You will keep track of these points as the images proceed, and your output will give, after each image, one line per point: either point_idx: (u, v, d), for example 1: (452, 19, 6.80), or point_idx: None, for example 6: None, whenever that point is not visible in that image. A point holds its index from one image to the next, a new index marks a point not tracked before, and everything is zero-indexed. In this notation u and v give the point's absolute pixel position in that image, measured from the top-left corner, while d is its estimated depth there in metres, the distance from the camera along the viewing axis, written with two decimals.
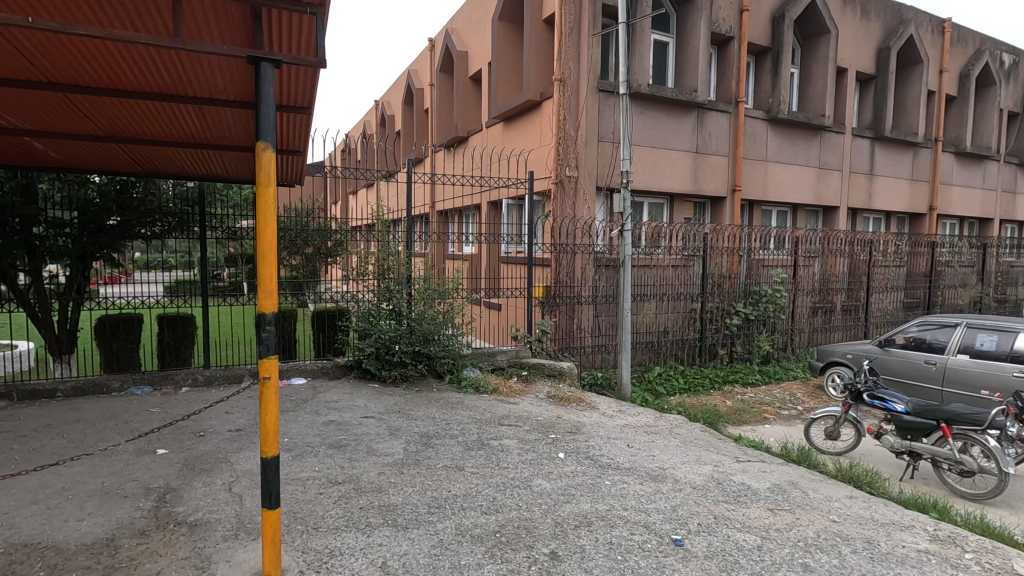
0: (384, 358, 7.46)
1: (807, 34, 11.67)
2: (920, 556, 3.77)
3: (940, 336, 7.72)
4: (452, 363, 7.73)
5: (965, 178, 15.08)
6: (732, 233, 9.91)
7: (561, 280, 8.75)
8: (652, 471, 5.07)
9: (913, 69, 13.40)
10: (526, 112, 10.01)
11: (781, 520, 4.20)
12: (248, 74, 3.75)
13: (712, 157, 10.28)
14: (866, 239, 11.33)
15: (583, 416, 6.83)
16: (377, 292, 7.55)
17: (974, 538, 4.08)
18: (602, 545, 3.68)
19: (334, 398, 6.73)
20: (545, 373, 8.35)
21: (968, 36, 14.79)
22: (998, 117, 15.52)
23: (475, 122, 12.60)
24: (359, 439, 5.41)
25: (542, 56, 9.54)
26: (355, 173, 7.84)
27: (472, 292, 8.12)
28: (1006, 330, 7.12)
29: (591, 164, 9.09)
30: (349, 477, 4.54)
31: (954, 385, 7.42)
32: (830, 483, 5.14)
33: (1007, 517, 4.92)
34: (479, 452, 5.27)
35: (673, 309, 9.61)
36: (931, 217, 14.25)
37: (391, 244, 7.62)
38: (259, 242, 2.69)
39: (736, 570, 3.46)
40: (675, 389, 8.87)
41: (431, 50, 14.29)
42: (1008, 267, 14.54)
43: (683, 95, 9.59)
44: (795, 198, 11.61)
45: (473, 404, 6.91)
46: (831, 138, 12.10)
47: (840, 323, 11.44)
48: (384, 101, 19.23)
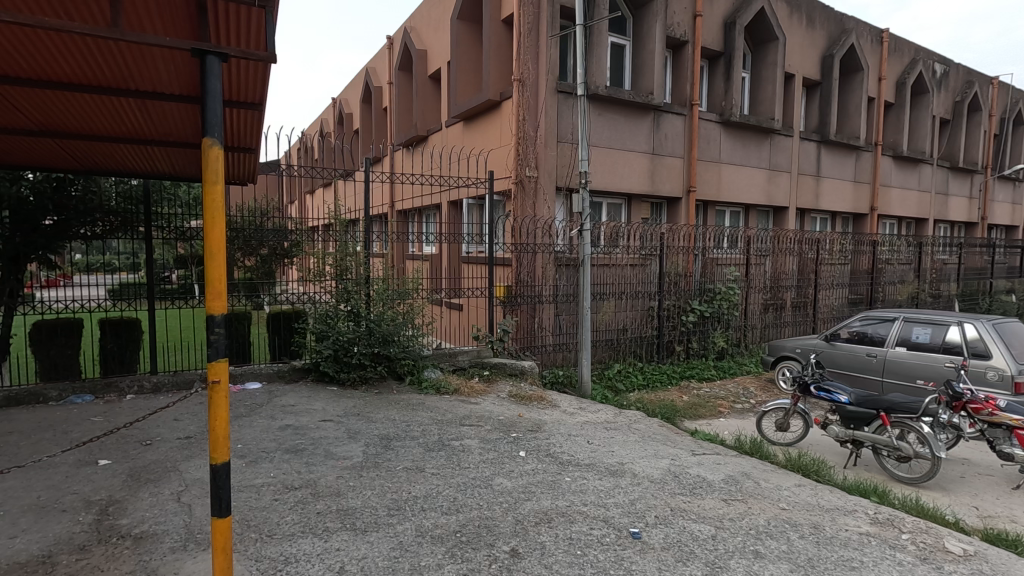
0: (342, 361, 7.34)
1: (757, 41, 12.10)
2: (862, 539, 3.97)
3: (880, 330, 8.15)
4: (412, 364, 7.70)
5: (902, 181, 15.95)
6: (687, 233, 10.21)
7: (522, 280, 8.81)
8: (611, 467, 5.16)
9: (855, 77, 14.08)
10: (486, 112, 10.03)
11: (734, 510, 4.34)
12: (194, 66, 3.61)
13: (668, 158, 10.54)
14: (813, 238, 11.86)
15: (544, 415, 6.86)
16: (335, 294, 7.40)
17: (910, 519, 4.32)
18: (562, 540, 3.73)
19: (291, 402, 6.57)
20: (506, 373, 8.35)
21: (904, 46, 15.63)
22: (931, 123, 16.47)
23: (435, 122, 12.53)
24: (316, 443, 5.30)
25: (501, 56, 9.57)
26: (311, 172, 7.65)
27: (431, 293, 8.08)
28: (939, 324, 7.52)
29: (551, 164, 9.19)
30: (306, 482, 4.44)
31: (893, 376, 7.84)
32: (780, 472, 5.32)
33: (940, 498, 5.22)
34: (440, 453, 5.24)
35: (632, 307, 9.80)
36: (872, 217, 15.01)
37: (350, 244, 7.44)
38: (206, 242, 2.58)
39: (692, 560, 3.56)
40: (633, 386, 9.01)
41: (389, 48, 14.13)
42: (942, 264, 15.38)
43: (640, 97, 9.79)
44: (746, 198, 12.00)
45: (434, 404, 6.88)
46: (780, 140, 12.58)
47: (790, 319, 11.88)
48: (341, 99, 18.91)
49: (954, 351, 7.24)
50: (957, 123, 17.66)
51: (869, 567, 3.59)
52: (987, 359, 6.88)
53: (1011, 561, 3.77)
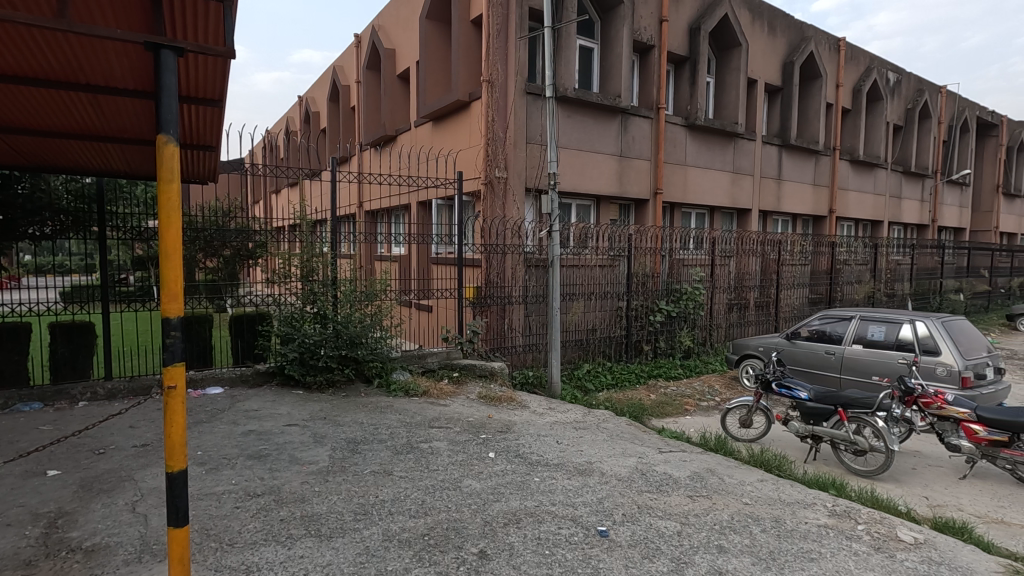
0: (308, 364, 7.20)
1: (721, 46, 12.40)
2: (820, 531, 4.09)
3: (837, 328, 8.43)
4: (380, 366, 7.59)
5: (859, 184, 16.56)
6: (654, 235, 10.38)
7: (491, 280, 8.82)
8: (579, 466, 5.20)
9: (814, 84, 14.56)
10: (455, 113, 9.99)
11: (699, 506, 4.43)
12: (149, 61, 3.48)
13: (635, 160, 10.69)
14: (775, 239, 12.20)
15: (513, 415, 6.88)
16: (301, 295, 7.25)
17: (866, 511, 4.48)
18: (531, 540, 3.73)
19: (255, 407, 6.40)
20: (476, 374, 8.31)
21: (860, 54, 16.23)
22: (885, 129, 17.14)
23: (404, 121, 12.41)
24: (280, 448, 5.18)
25: (471, 56, 9.55)
26: (276, 172, 7.49)
27: (399, 294, 8.00)
28: (892, 322, 7.82)
29: (520, 165, 9.21)
30: (269, 488, 4.33)
31: (850, 373, 8.11)
32: (743, 468, 5.45)
33: (894, 490, 5.42)
34: (408, 456, 5.18)
35: (601, 308, 9.90)
36: (831, 219, 15.53)
37: (316, 244, 7.29)
38: (162, 242, 2.49)
39: (657, 556, 3.61)
40: (602, 385, 9.09)
41: (356, 46, 13.95)
42: (897, 265, 15.99)
43: (607, 100, 9.90)
44: (711, 200, 12.27)
45: (402, 407, 6.79)
46: (744, 144, 12.91)
47: (754, 318, 12.19)
48: (307, 98, 18.57)
49: (907, 348, 7.54)
50: (910, 129, 18.43)
51: (826, 558, 3.70)
52: (937, 355, 7.17)
53: (958, 548, 3.95)
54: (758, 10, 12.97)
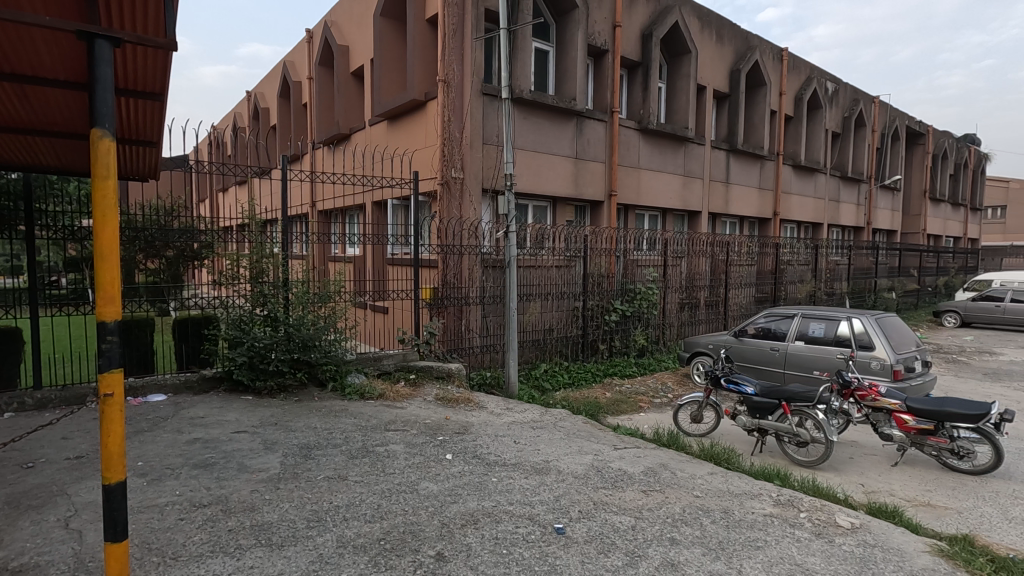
0: (258, 368, 6.96)
1: (671, 53, 12.76)
2: (766, 520, 4.27)
3: (781, 326, 8.81)
4: (334, 369, 7.42)
5: (801, 188, 17.37)
6: (609, 236, 10.59)
7: (448, 281, 8.78)
8: (537, 465, 5.24)
9: (759, 91, 15.19)
10: (410, 112, 9.89)
11: (652, 500, 4.54)
12: (81, 51, 3.30)
13: (591, 162, 10.87)
14: (723, 241, 12.65)
15: (470, 417, 6.87)
16: (250, 297, 7.01)
17: (807, 499, 4.71)
18: (488, 541, 3.74)
19: (201, 414, 6.14)
20: (433, 376, 8.22)
21: (801, 65, 17.03)
22: (824, 136, 18.05)
23: (358, 120, 12.19)
24: (228, 456, 4.99)
25: (426, 56, 9.48)
26: (223, 169, 7.21)
27: (354, 296, 7.85)
28: (831, 319, 8.24)
29: (476, 166, 9.21)
30: (216, 498, 4.16)
31: (793, 368, 8.50)
32: (694, 462, 5.63)
33: (833, 478, 5.71)
34: (364, 460, 5.09)
35: (557, 308, 10.00)
36: (775, 222, 16.22)
37: (266, 245, 7.07)
38: (97, 242, 2.36)
39: (612, 551, 3.69)
40: (559, 384, 9.18)
41: (308, 41, 13.60)
42: (836, 264, 16.86)
43: (563, 102, 10.03)
44: (663, 203, 12.61)
45: (357, 410, 6.67)
46: (694, 149, 13.32)
47: (704, 317, 12.59)
48: (256, 93, 17.97)
49: (844, 343, 7.95)
50: (846, 137, 19.47)
51: (771, 545, 3.86)
52: (871, 349, 7.61)
53: (889, 530, 4.20)
54: (707, 19, 13.43)
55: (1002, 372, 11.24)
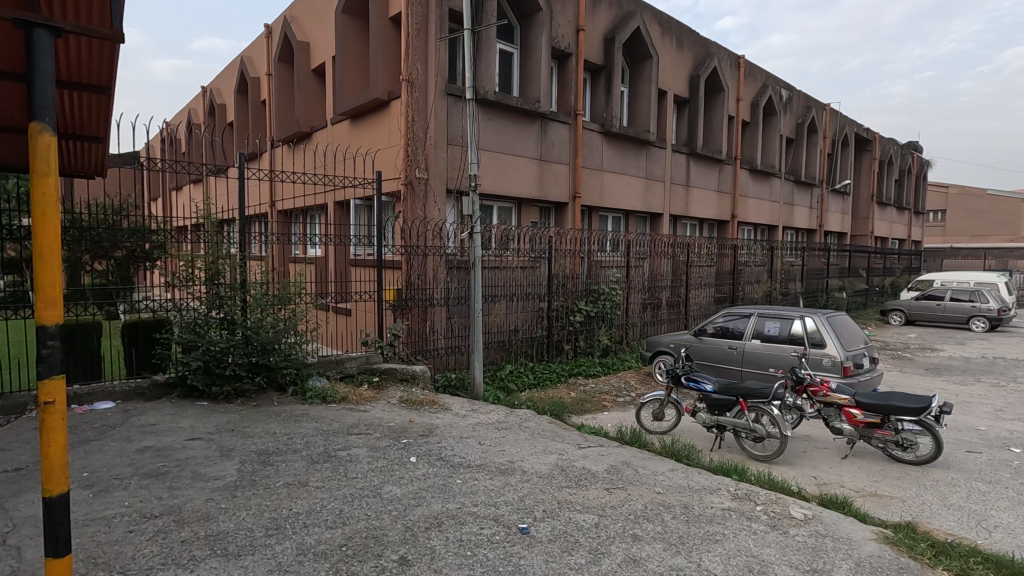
0: (214, 373, 6.74)
1: (633, 58, 12.99)
2: (724, 514, 4.39)
3: (739, 325, 9.07)
4: (295, 373, 7.25)
5: (757, 191, 17.95)
6: (573, 237, 10.70)
7: (412, 283, 8.69)
8: (502, 465, 5.25)
9: (717, 97, 15.62)
10: (373, 111, 9.76)
11: (615, 498, 4.61)
12: (20, 40, 3.14)
13: (555, 164, 10.96)
14: (684, 243, 12.95)
15: (436, 419, 6.82)
16: (205, 300, 6.78)
17: (763, 492, 4.87)
18: (452, 543, 3.72)
19: (152, 421, 5.90)
20: (397, 378, 8.12)
21: (757, 72, 17.60)
22: (779, 142, 18.70)
23: (319, 118, 11.95)
24: (182, 465, 4.81)
25: (389, 55, 9.38)
26: (176, 167, 6.95)
27: (315, 298, 7.69)
28: (786, 318, 8.54)
29: (441, 167, 9.17)
30: (168, 508, 4.01)
31: (750, 365, 8.77)
32: (656, 459, 5.75)
33: (787, 471, 5.92)
34: (325, 465, 4.99)
35: (522, 309, 10.04)
36: (733, 224, 16.71)
37: (223, 245, 6.86)
38: (35, 241, 2.23)
39: (576, 549, 3.72)
40: (525, 385, 9.22)
41: (267, 37, 13.25)
42: (790, 265, 17.49)
43: (527, 104, 10.08)
44: (626, 205, 12.82)
45: (319, 415, 6.53)
46: (655, 152, 13.60)
47: (666, 317, 12.85)
48: (212, 88, 17.39)
49: (798, 341, 8.25)
50: (800, 142, 20.23)
51: (729, 539, 3.97)
52: (823, 347, 7.91)
53: (839, 520, 4.38)
54: (668, 25, 13.72)
55: (942, 367, 11.87)
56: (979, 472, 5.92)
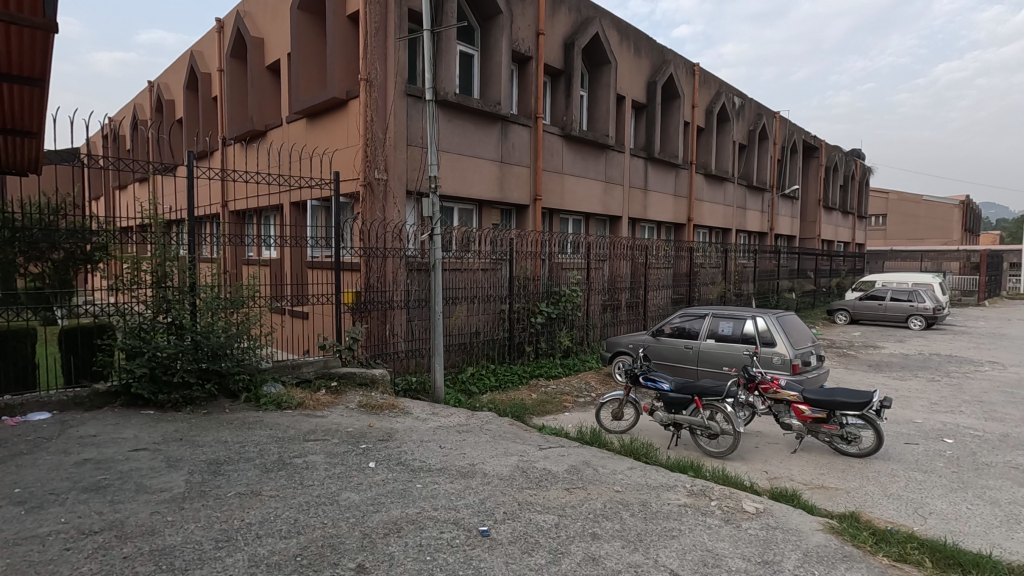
0: (161, 380, 6.44)
1: (592, 63, 13.20)
2: (680, 510, 4.49)
3: (695, 325, 9.31)
4: (248, 379, 7.00)
5: (712, 195, 18.49)
6: (534, 240, 10.77)
7: (371, 285, 8.56)
8: (462, 469, 5.22)
9: (673, 103, 16.03)
10: (331, 110, 9.57)
11: (575, 498, 4.65)
12: None
13: (516, 167, 10.99)
14: (642, 245, 13.22)
15: (395, 423, 6.73)
16: (151, 304, 6.47)
17: (718, 488, 5.00)
18: (411, 548, 3.67)
19: (92, 432, 5.59)
20: (356, 382, 7.96)
21: (711, 79, 18.15)
22: (732, 148, 19.32)
23: (274, 116, 11.62)
24: (125, 477, 4.58)
25: (347, 54, 9.22)
26: (119, 165, 6.62)
27: (270, 301, 7.46)
28: (738, 318, 8.82)
29: (400, 167, 9.06)
30: (109, 523, 3.81)
31: (705, 364, 9.01)
32: (615, 458, 5.82)
33: (740, 467, 6.11)
34: (280, 473, 4.85)
35: (483, 311, 10.02)
36: (689, 227, 17.17)
37: (170, 246, 6.58)
38: None
39: (536, 550, 3.73)
40: (486, 387, 9.20)
41: (219, 31, 12.80)
42: (743, 267, 18.08)
43: (487, 106, 10.08)
44: (586, 207, 12.98)
45: (273, 422, 6.33)
46: (614, 156, 13.83)
47: (625, 318, 13.07)
48: (159, 83, 16.67)
49: (750, 340, 8.53)
50: (751, 148, 20.97)
51: (685, 534, 4.07)
52: (773, 346, 8.21)
53: (789, 512, 4.55)
54: (626, 31, 13.99)
55: (883, 364, 12.50)
56: (916, 462, 6.26)
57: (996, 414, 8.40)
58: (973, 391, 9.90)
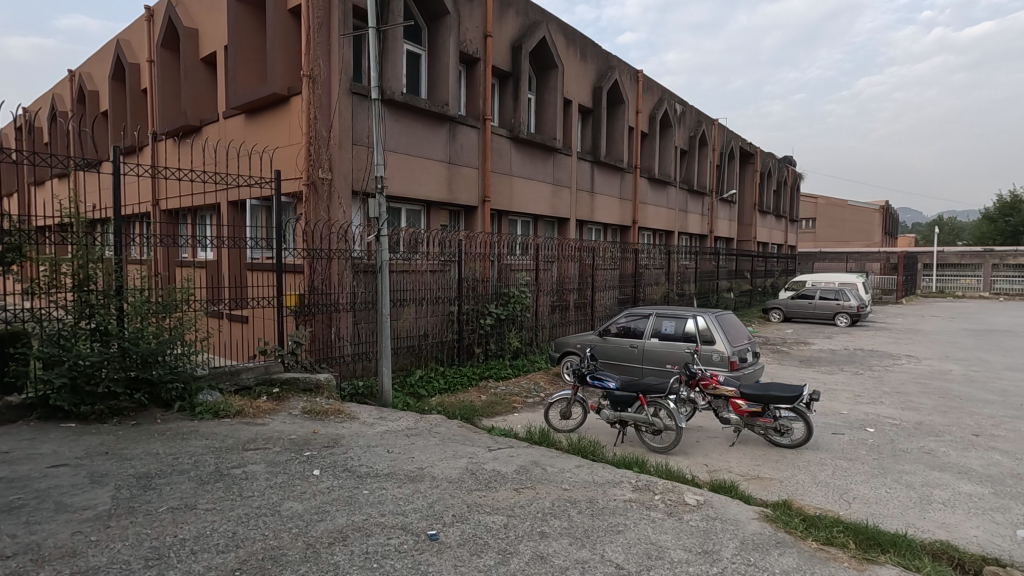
0: (83, 391, 6.02)
1: (540, 66, 13.36)
2: (626, 505, 4.61)
3: (639, 325, 9.57)
4: (182, 388, 6.66)
5: (656, 199, 19.08)
6: (483, 241, 10.82)
7: (315, 288, 8.32)
8: (410, 473, 5.15)
9: (618, 108, 16.44)
10: (271, 107, 9.24)
11: (523, 497, 4.68)
12: None
13: (464, 168, 10.96)
14: (590, 247, 13.46)
15: (341, 428, 6.57)
16: (72, 309, 6.04)
17: (661, 482, 5.17)
18: (357, 556, 3.59)
19: (4, 449, 5.15)
20: (299, 388, 7.70)
21: (654, 86, 18.74)
22: (674, 153, 20.00)
23: (209, 111, 11.10)
24: (42, 496, 4.25)
25: (289, 49, 8.93)
26: (35, 160, 6.15)
27: (205, 305, 7.12)
28: (680, 317, 9.13)
29: (346, 167, 8.86)
30: (24, 547, 3.52)
31: (649, 363, 9.28)
32: (564, 457, 5.91)
33: (682, 461, 6.32)
34: (217, 485, 4.63)
35: (432, 313, 9.93)
36: (634, 229, 17.63)
37: (94, 247, 6.17)
38: None
39: (485, 551, 3.74)
40: (435, 390, 9.11)
41: (148, 19, 12.11)
42: (685, 268, 18.75)
43: (435, 107, 10.01)
44: (534, 209, 13.10)
45: (210, 431, 6.05)
46: (562, 159, 14.04)
47: (574, 318, 13.27)
48: (81, 72, 15.60)
49: (691, 339, 8.85)
50: (692, 153, 21.79)
51: (630, 528, 4.18)
52: (713, 344, 8.55)
53: (727, 503, 4.75)
54: (572, 36, 14.24)
55: (813, 359, 13.26)
56: (842, 451, 6.68)
57: (912, 404, 9.08)
58: (891, 383, 10.67)
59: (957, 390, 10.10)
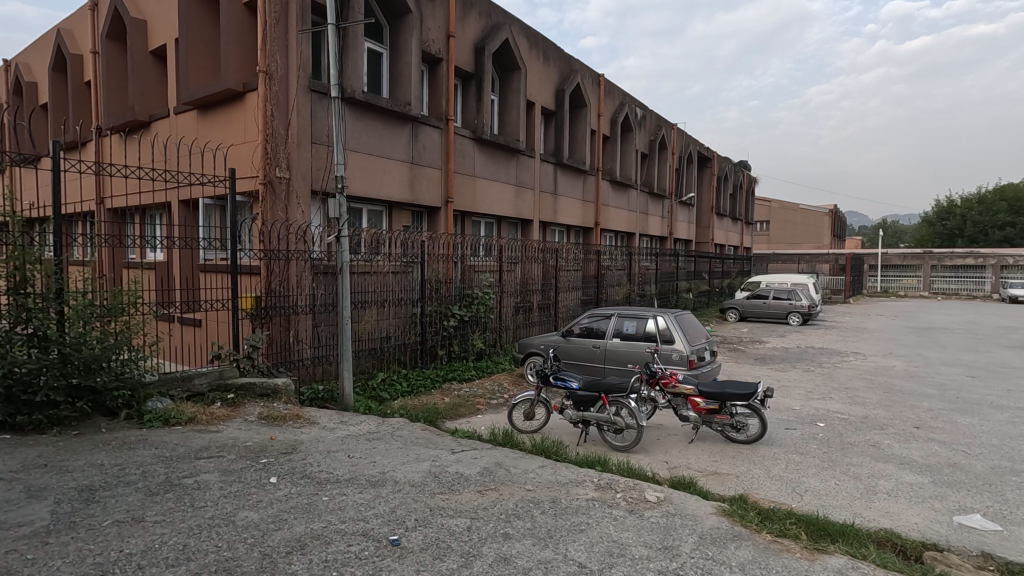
0: (20, 400, 5.66)
1: (503, 68, 13.38)
2: (589, 504, 4.66)
3: (602, 325, 9.70)
4: (130, 395, 6.37)
5: (617, 201, 19.39)
6: (446, 242, 10.75)
7: (273, 289, 8.09)
8: (372, 477, 5.07)
9: (580, 111, 16.63)
10: (226, 103, 8.94)
11: (487, 499, 4.67)
12: None
13: (427, 168, 10.87)
14: (553, 248, 13.56)
15: (300, 434, 6.40)
16: (7, 313, 5.68)
17: (622, 480, 5.24)
18: (316, 565, 3.51)
19: None
20: (256, 394, 7.47)
21: (615, 90, 19.04)
22: (635, 156, 20.36)
23: (159, 106, 10.65)
24: None
25: (244, 44, 8.67)
26: None
27: (154, 308, 6.81)
28: (641, 318, 9.30)
29: (304, 166, 8.65)
30: None
31: (611, 362, 9.42)
32: (527, 457, 5.93)
33: (643, 459, 6.43)
34: (166, 496, 4.43)
35: (395, 315, 9.80)
36: (596, 231, 17.85)
37: (31, 248, 5.82)
38: None
39: (448, 555, 3.71)
40: (398, 393, 8.99)
41: (92, 8, 11.53)
42: (646, 269, 19.12)
43: (397, 107, 9.89)
44: (497, 210, 13.10)
45: (159, 440, 5.79)
46: (525, 160, 14.10)
47: (537, 319, 13.34)
48: (18, 62, 14.74)
49: (651, 339, 9.02)
50: (652, 157, 22.25)
51: (593, 527, 4.22)
52: (672, 343, 8.74)
53: (686, 499, 4.86)
54: (535, 39, 14.32)
55: (768, 357, 13.72)
56: (794, 446, 6.93)
57: (858, 399, 9.51)
58: (840, 379, 11.13)
59: (899, 385, 10.62)
